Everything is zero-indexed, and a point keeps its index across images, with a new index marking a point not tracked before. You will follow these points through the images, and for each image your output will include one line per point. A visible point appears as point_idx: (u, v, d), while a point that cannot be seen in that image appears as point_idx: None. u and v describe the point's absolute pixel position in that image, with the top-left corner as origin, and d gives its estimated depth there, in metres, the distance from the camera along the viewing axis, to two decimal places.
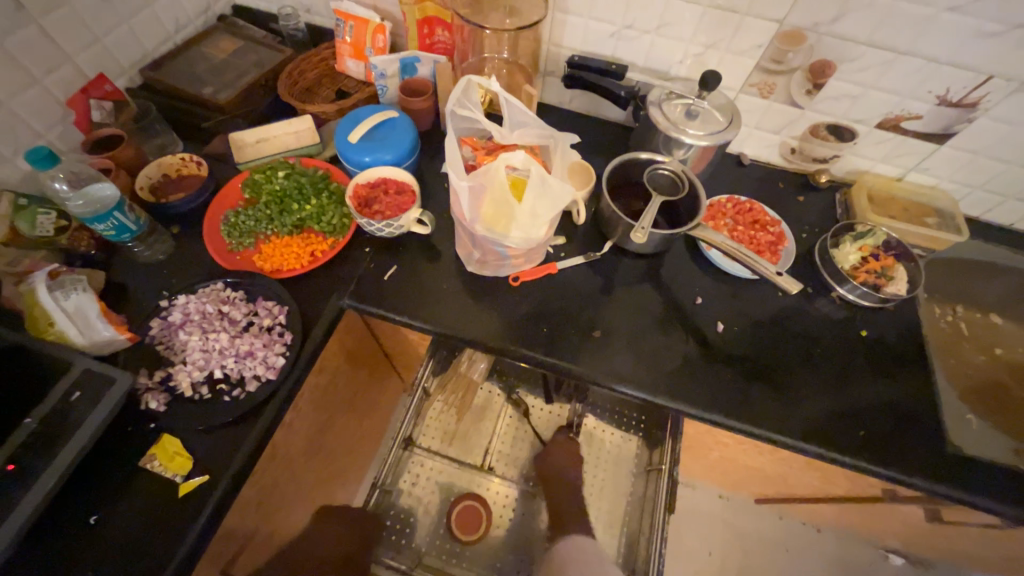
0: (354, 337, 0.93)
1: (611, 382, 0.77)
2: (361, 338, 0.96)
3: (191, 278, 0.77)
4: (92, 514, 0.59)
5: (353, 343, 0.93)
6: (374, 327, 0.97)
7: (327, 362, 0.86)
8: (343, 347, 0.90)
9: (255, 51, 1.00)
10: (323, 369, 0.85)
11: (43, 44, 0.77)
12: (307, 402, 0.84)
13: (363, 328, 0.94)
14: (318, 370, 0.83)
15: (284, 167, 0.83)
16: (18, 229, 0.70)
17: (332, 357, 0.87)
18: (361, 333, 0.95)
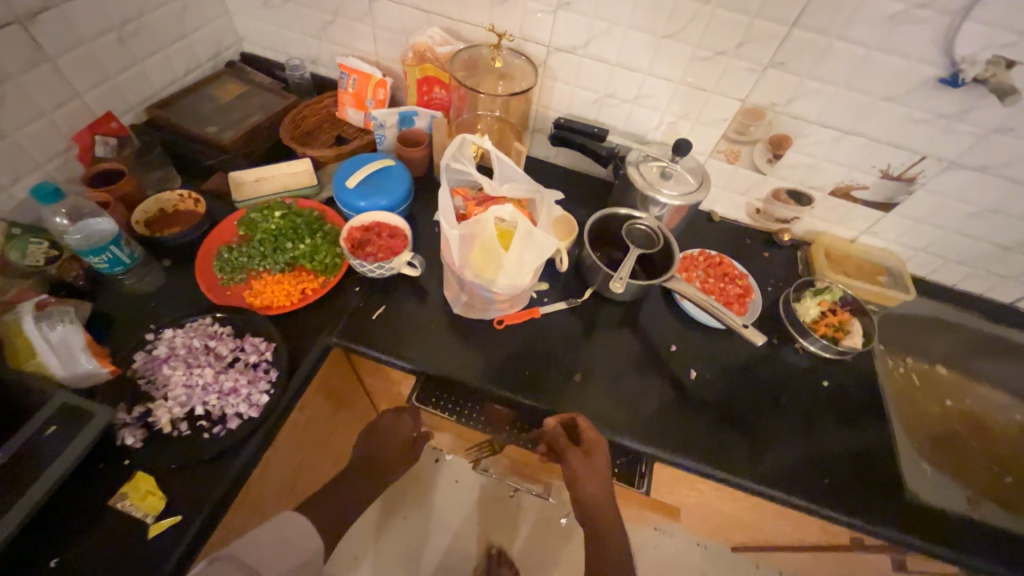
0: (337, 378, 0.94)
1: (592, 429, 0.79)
2: (344, 377, 0.96)
3: (178, 312, 0.78)
4: (52, 557, 0.57)
5: (336, 383, 0.95)
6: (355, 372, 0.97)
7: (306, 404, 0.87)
8: (323, 389, 0.91)
9: (261, 96, 1.06)
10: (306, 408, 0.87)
11: (56, 81, 0.80)
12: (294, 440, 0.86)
13: (346, 371, 0.96)
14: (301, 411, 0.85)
15: (281, 207, 0.87)
16: (8, 257, 0.71)
17: (315, 401, 0.89)
18: (344, 373, 0.95)
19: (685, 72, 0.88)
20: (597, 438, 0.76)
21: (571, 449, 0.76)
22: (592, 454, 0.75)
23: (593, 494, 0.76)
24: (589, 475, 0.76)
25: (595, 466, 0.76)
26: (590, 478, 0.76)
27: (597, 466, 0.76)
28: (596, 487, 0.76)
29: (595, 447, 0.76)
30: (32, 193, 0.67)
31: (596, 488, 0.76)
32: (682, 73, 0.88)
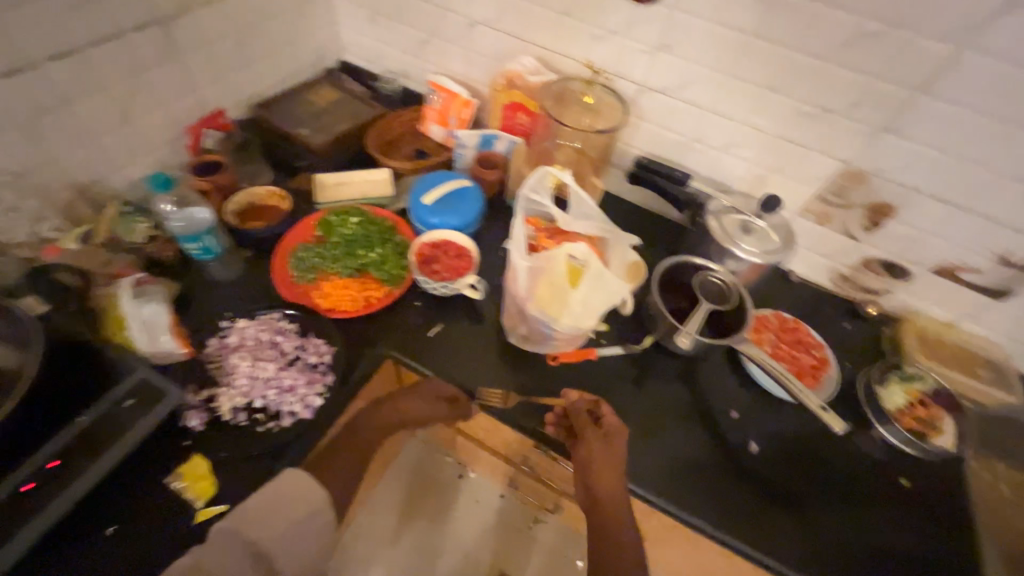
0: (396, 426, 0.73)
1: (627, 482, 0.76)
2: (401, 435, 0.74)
3: (252, 303, 0.81)
4: (109, 523, 0.61)
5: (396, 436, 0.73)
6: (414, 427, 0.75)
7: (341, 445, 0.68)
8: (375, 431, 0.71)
9: (352, 104, 1.11)
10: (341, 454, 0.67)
11: (182, 77, 0.87)
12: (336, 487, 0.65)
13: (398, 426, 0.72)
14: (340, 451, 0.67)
15: (360, 215, 0.91)
16: (117, 233, 0.78)
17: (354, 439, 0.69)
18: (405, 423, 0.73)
19: (783, 127, 0.83)
20: (613, 420, 0.74)
21: (590, 428, 0.73)
22: (611, 439, 0.72)
23: (608, 496, 0.69)
24: (604, 462, 0.70)
25: (612, 451, 0.71)
26: (605, 466, 0.70)
27: (615, 455, 0.71)
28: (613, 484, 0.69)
29: (616, 434, 0.72)
30: (150, 182, 0.76)
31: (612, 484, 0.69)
32: (780, 127, 0.84)
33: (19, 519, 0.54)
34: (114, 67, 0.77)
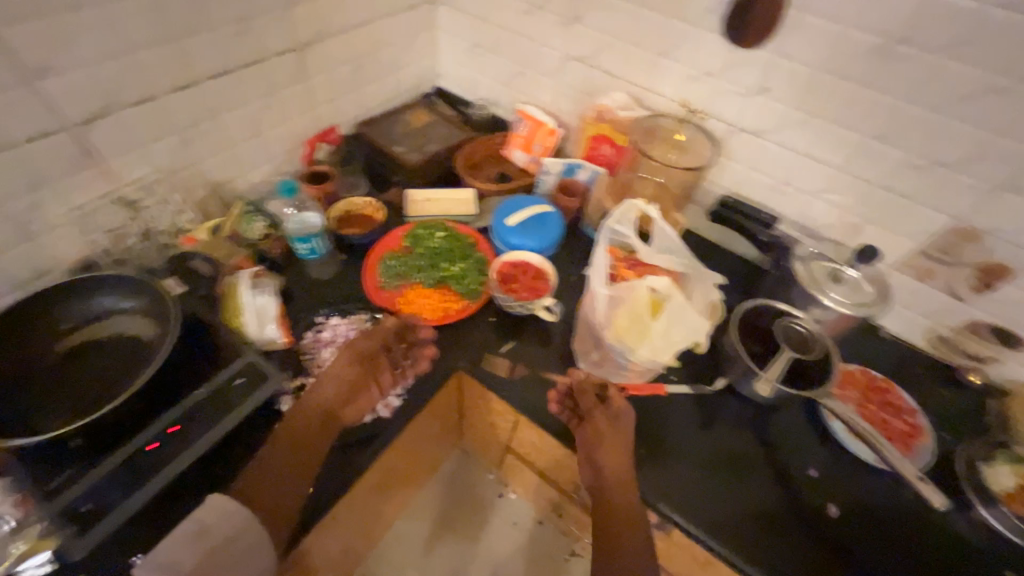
0: (359, 364, 0.74)
1: (679, 518, 0.73)
2: (383, 369, 0.76)
3: (343, 303, 0.88)
4: (210, 490, 0.66)
5: (379, 373, 0.76)
6: (382, 363, 0.76)
7: (306, 410, 0.69)
8: (341, 380, 0.72)
9: (444, 127, 1.19)
10: (317, 415, 0.69)
11: (306, 96, 0.98)
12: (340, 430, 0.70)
13: (355, 365, 0.74)
14: (308, 412, 0.69)
15: (445, 231, 0.97)
16: (240, 230, 0.88)
17: (320, 398, 0.70)
18: (371, 362, 0.75)
19: (885, 176, 0.81)
20: (631, 407, 0.79)
21: (595, 408, 0.75)
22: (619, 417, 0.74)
23: (610, 481, 0.70)
24: (603, 440, 0.72)
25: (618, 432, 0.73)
26: (609, 445, 0.72)
27: (621, 434, 0.73)
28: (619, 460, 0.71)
29: (622, 414, 0.74)
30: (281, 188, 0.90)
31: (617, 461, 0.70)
32: (881, 177, 0.81)
33: (147, 473, 0.61)
34: (257, 84, 0.88)
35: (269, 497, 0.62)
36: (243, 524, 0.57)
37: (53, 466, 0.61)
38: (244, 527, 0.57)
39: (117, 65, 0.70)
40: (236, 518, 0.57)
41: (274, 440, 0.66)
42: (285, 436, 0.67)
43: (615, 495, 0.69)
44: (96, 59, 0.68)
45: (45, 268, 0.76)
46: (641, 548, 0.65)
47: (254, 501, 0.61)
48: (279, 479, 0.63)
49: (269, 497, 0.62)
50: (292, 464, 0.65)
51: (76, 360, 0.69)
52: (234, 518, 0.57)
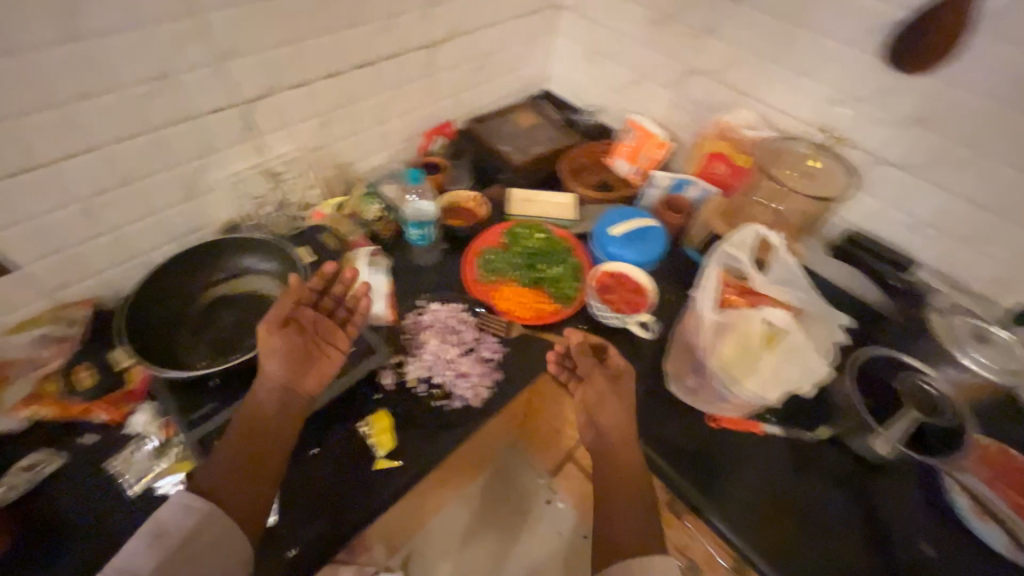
0: (293, 328, 0.66)
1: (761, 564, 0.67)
2: (331, 328, 0.69)
3: (442, 290, 0.91)
4: (312, 446, 0.71)
5: (325, 334, 0.69)
6: (320, 323, 0.69)
7: (258, 397, 0.62)
8: (280, 352, 0.64)
9: (551, 130, 1.19)
10: (274, 399, 0.62)
11: (430, 90, 1.04)
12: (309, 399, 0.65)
13: (285, 335, 0.65)
14: (260, 395, 0.62)
15: (543, 233, 0.98)
16: (359, 210, 0.95)
17: (265, 378, 0.63)
18: (313, 327, 0.68)
19: None
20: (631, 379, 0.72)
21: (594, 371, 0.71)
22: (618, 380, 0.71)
23: (614, 446, 0.67)
24: (609, 398, 0.69)
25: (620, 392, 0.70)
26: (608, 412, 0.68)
27: (620, 397, 0.70)
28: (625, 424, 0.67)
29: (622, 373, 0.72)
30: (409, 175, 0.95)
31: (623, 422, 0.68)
32: None
33: None
34: (392, 76, 0.95)
35: (255, 494, 0.57)
36: (207, 521, 0.53)
37: (193, 401, 0.68)
38: (212, 522, 0.53)
39: (286, 50, 0.78)
40: (197, 516, 0.53)
41: (236, 435, 0.60)
42: (244, 427, 0.61)
43: (613, 477, 0.65)
44: (271, 44, 0.76)
45: (198, 226, 0.85)
46: (646, 520, 0.61)
47: (229, 500, 0.55)
48: (263, 463, 0.58)
49: (249, 491, 0.56)
50: (262, 455, 0.59)
51: (213, 314, 0.78)
52: (189, 517, 0.53)
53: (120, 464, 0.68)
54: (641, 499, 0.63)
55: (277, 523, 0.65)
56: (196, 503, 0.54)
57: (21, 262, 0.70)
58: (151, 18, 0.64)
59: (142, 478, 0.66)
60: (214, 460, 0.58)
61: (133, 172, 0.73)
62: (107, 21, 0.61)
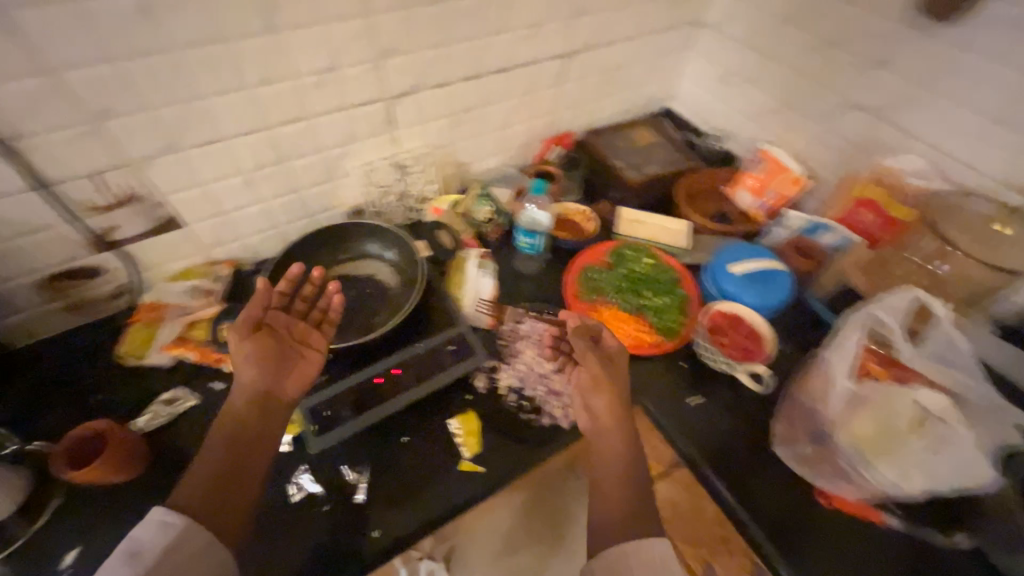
0: (265, 332, 0.63)
1: None
2: (304, 330, 0.67)
3: (541, 301, 0.91)
4: (403, 434, 0.72)
5: (299, 337, 0.67)
6: (293, 326, 0.67)
7: (232, 405, 0.58)
8: (253, 356, 0.61)
9: (669, 150, 1.14)
10: (251, 404, 0.58)
11: (556, 99, 1.03)
12: (289, 402, 0.62)
13: (258, 339, 0.62)
14: (235, 403, 0.58)
15: (652, 260, 0.94)
16: (472, 210, 0.97)
17: (241, 386, 0.59)
18: (284, 330, 0.66)
19: None
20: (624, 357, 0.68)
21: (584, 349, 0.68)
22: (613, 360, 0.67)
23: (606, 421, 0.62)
24: (603, 381, 0.65)
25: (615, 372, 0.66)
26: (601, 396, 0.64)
27: (616, 373, 0.66)
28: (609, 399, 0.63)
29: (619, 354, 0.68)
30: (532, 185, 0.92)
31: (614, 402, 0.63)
32: None
33: (369, 401, 0.70)
34: (523, 83, 0.96)
35: (240, 501, 0.51)
36: (184, 539, 0.46)
37: None
38: (193, 539, 0.46)
39: (436, 53, 0.81)
40: (175, 533, 0.46)
41: (215, 446, 0.55)
42: (224, 436, 0.56)
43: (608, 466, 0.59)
44: (424, 47, 0.79)
45: (328, 205, 0.92)
46: (641, 500, 0.55)
47: (211, 512, 0.49)
48: (244, 472, 0.54)
49: (229, 500, 0.51)
50: (242, 465, 0.54)
51: None
52: (164, 535, 0.46)
53: None
54: (633, 484, 0.57)
55: (364, 502, 0.67)
56: (174, 522, 0.47)
57: (190, 220, 0.79)
58: (333, 18, 0.69)
59: None
60: (191, 478, 0.52)
61: (287, 152, 0.80)
62: (298, 20, 0.66)
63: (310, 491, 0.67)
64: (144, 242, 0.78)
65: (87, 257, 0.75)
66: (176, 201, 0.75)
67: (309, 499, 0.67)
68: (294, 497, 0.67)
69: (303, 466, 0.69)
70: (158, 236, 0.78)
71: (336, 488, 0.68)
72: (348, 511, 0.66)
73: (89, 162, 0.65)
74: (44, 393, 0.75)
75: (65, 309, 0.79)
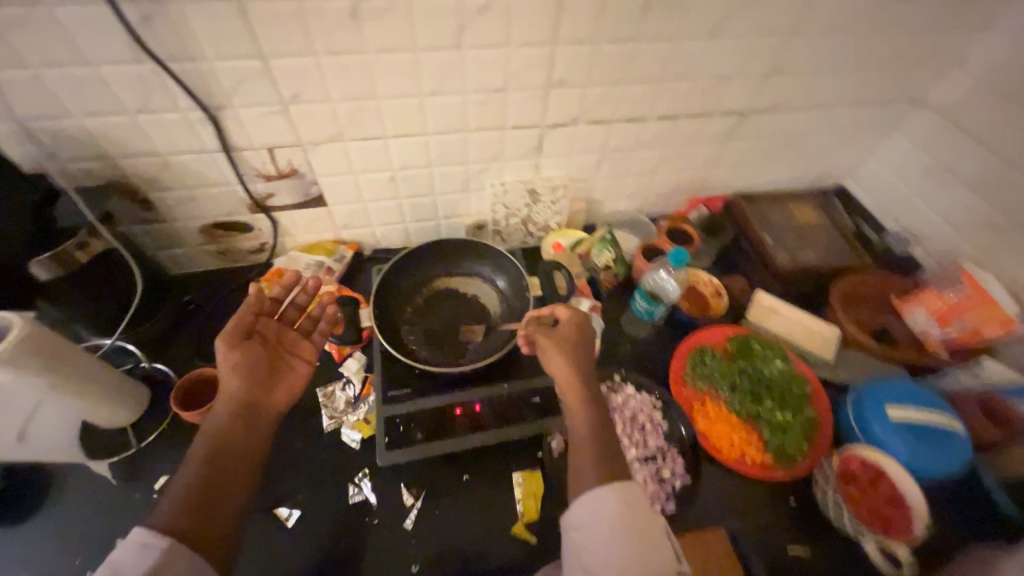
0: (254, 341, 0.63)
1: None
2: (294, 339, 0.68)
3: (642, 372, 0.83)
4: (465, 472, 0.70)
5: (287, 346, 0.67)
6: (282, 334, 0.67)
7: (217, 416, 0.57)
8: (241, 367, 0.60)
9: (834, 237, 0.98)
10: (236, 413, 0.57)
11: (715, 155, 0.94)
12: (276, 412, 0.61)
13: (246, 348, 0.61)
14: (218, 415, 0.57)
15: (784, 362, 0.79)
16: (591, 252, 0.90)
17: (226, 397, 0.58)
18: (272, 338, 0.66)
19: None
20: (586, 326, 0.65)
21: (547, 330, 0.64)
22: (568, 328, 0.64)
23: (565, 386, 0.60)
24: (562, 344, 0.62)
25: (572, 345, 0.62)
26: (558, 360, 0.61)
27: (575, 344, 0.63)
28: (566, 363, 0.60)
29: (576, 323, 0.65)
30: (671, 253, 0.77)
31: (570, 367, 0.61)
32: None
33: (442, 430, 0.68)
34: (685, 133, 0.87)
35: (223, 520, 0.50)
36: (165, 565, 0.44)
37: (397, 380, 0.73)
38: (175, 563, 0.44)
39: (604, 90, 0.76)
40: (155, 558, 0.44)
41: (201, 458, 0.53)
42: (207, 447, 0.54)
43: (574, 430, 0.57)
44: (595, 82, 0.74)
45: (454, 213, 0.92)
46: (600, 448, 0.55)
47: (198, 531, 0.48)
48: (229, 486, 0.52)
49: (212, 513, 0.49)
50: (228, 478, 0.53)
51: (435, 302, 0.81)
52: (145, 557, 0.44)
53: (326, 396, 0.76)
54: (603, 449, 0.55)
55: (411, 529, 0.66)
56: (156, 544, 0.45)
57: (332, 201, 0.84)
58: (515, 43, 0.67)
59: (336, 420, 0.74)
60: (174, 492, 0.50)
61: (432, 159, 0.81)
62: (482, 41, 0.66)
63: (366, 497, 0.68)
64: (291, 211, 0.84)
65: (245, 215, 0.83)
66: (325, 182, 0.80)
67: (363, 505, 0.67)
68: (352, 499, 0.68)
69: (363, 470, 0.70)
70: (305, 209, 0.84)
71: (389, 504, 0.67)
72: (395, 533, 0.65)
73: (268, 138, 0.71)
74: (182, 322, 0.85)
75: (216, 252, 0.89)
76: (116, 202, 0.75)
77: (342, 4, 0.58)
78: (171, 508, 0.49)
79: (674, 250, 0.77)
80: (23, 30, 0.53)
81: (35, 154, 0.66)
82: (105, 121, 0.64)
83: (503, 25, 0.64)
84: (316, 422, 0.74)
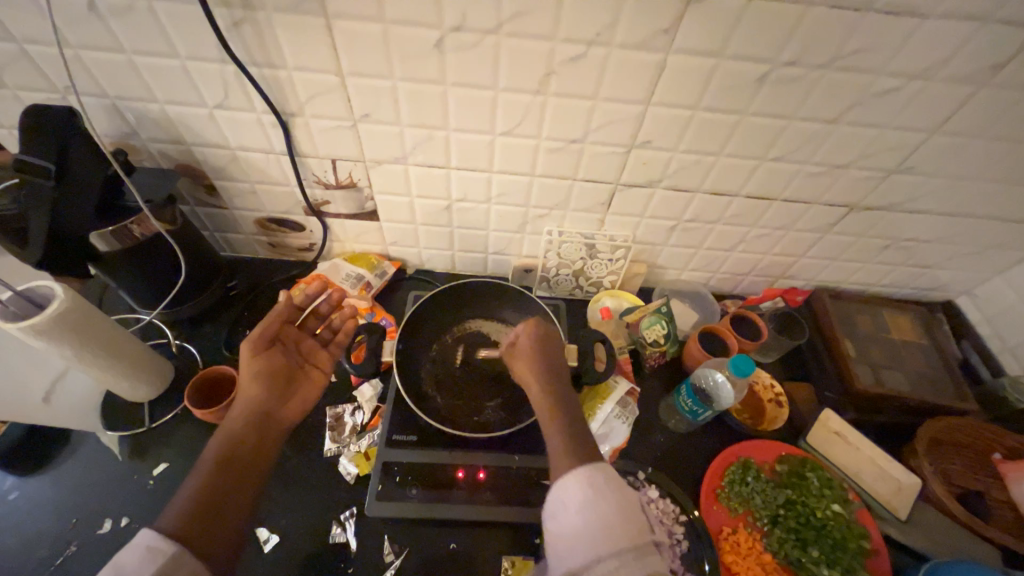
0: (276, 348, 0.64)
1: None
2: (312, 349, 0.69)
3: (670, 472, 0.75)
4: (452, 540, 0.64)
5: (306, 355, 0.68)
6: (301, 344, 0.68)
7: (234, 419, 0.56)
8: (263, 373, 0.60)
9: (933, 362, 0.83)
10: (251, 418, 0.56)
11: (805, 243, 0.83)
12: (287, 423, 0.60)
13: (270, 355, 0.63)
14: (238, 416, 0.56)
15: (842, 506, 0.65)
16: (640, 324, 0.82)
17: (245, 402, 0.57)
18: (293, 347, 0.67)
19: None
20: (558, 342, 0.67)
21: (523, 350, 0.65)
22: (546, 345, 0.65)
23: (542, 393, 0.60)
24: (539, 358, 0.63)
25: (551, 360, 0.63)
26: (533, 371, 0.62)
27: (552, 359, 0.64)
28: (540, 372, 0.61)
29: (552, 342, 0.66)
30: (733, 357, 0.67)
31: (535, 379, 0.61)
32: None
33: (438, 490, 0.65)
34: (776, 215, 0.77)
35: (229, 531, 0.47)
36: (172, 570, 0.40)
37: (405, 422, 0.70)
38: (184, 568, 0.41)
39: (693, 157, 0.68)
40: (162, 562, 0.40)
41: (213, 461, 0.51)
42: (221, 449, 0.53)
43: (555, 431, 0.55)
44: (684, 148, 0.67)
45: (505, 250, 0.88)
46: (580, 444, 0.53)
47: (202, 538, 0.44)
48: (239, 490, 0.50)
49: (218, 522, 0.47)
50: (249, 468, 0.53)
51: (463, 345, 0.77)
52: (149, 563, 0.40)
53: (334, 419, 0.73)
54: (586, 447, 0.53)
55: None
56: (163, 548, 0.41)
57: (385, 218, 0.82)
58: (605, 96, 0.61)
59: (337, 446, 0.71)
60: (182, 496, 0.48)
61: (492, 196, 0.76)
62: (569, 90, 0.60)
63: (347, 541, 0.64)
64: (343, 220, 0.83)
65: (300, 216, 0.82)
66: (381, 200, 0.78)
67: (342, 547, 0.64)
68: (332, 538, 0.64)
69: (349, 509, 0.66)
70: (357, 221, 0.83)
71: (368, 555, 0.63)
72: None
73: (332, 149, 0.70)
74: (222, 307, 0.87)
75: (268, 244, 0.90)
76: (187, 184, 0.78)
77: (428, 34, 0.54)
78: (175, 512, 0.46)
79: (737, 356, 0.68)
80: (123, 19, 0.54)
81: (118, 130, 0.69)
82: (185, 110, 0.65)
83: (594, 78, 0.59)
84: (318, 445, 0.71)
